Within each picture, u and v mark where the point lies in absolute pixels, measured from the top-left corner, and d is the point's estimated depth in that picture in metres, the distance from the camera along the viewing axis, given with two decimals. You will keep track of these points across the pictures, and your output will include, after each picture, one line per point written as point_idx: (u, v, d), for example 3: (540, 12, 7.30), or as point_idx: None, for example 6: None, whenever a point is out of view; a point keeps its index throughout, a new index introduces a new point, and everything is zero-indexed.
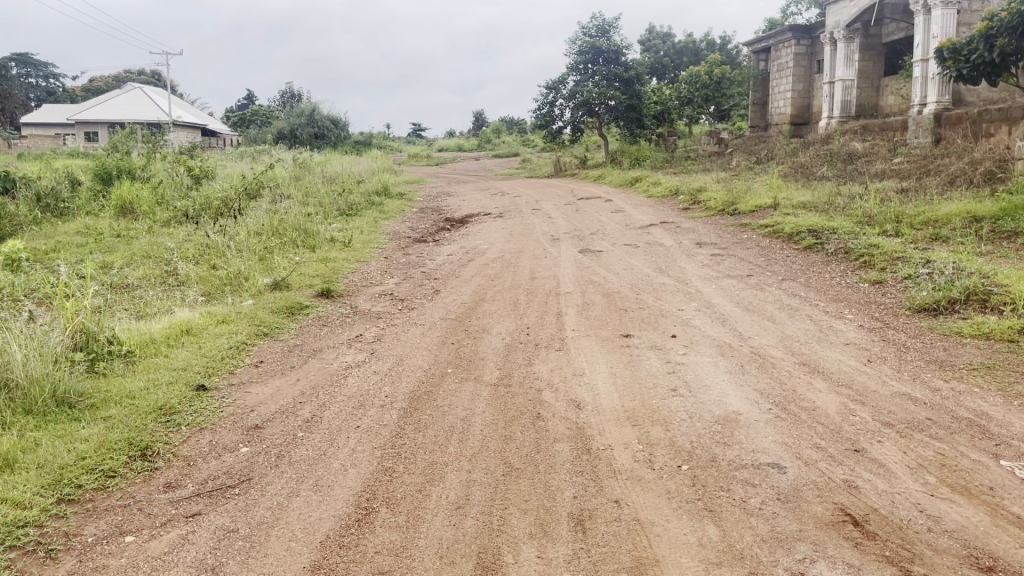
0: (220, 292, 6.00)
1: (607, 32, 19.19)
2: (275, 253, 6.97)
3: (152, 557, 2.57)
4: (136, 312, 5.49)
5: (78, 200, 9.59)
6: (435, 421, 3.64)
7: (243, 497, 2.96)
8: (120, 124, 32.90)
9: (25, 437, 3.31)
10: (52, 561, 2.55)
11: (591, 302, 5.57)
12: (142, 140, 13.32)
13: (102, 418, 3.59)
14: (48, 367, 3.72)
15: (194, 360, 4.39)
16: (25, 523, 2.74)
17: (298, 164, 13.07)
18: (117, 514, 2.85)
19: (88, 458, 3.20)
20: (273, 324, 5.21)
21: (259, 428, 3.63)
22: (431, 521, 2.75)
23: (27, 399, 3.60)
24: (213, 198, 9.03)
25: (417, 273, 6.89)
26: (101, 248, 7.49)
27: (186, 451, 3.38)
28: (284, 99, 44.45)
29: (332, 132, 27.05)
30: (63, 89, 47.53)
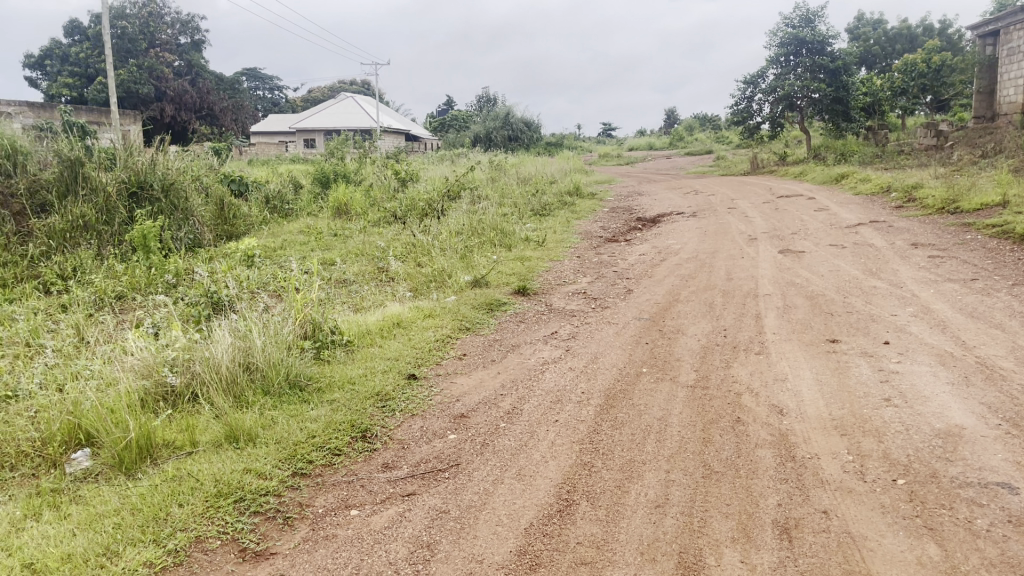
0: (426, 288, 6.34)
1: (812, 22, 18.24)
2: (475, 252, 7.29)
3: (374, 530, 2.80)
4: (353, 305, 5.95)
5: (301, 203, 10.50)
6: (631, 419, 3.67)
7: (453, 481, 3.15)
8: (334, 132, 35.60)
9: (264, 415, 3.70)
10: (289, 528, 2.84)
11: (793, 305, 5.37)
12: (355, 146, 14.36)
13: (328, 401, 3.93)
14: (282, 353, 4.14)
15: (405, 351, 4.71)
16: (267, 492, 3.07)
17: (495, 165, 13.52)
18: (342, 489, 3.12)
19: (317, 437, 3.53)
20: (475, 319, 5.46)
21: (464, 417, 3.83)
22: (631, 517, 2.79)
23: (266, 381, 4.01)
24: (418, 200, 9.57)
25: (611, 272, 6.94)
26: (321, 246, 8.16)
27: (400, 435, 3.64)
28: (481, 103, 46.12)
29: (526, 134, 27.68)
30: (286, 100, 52.16)
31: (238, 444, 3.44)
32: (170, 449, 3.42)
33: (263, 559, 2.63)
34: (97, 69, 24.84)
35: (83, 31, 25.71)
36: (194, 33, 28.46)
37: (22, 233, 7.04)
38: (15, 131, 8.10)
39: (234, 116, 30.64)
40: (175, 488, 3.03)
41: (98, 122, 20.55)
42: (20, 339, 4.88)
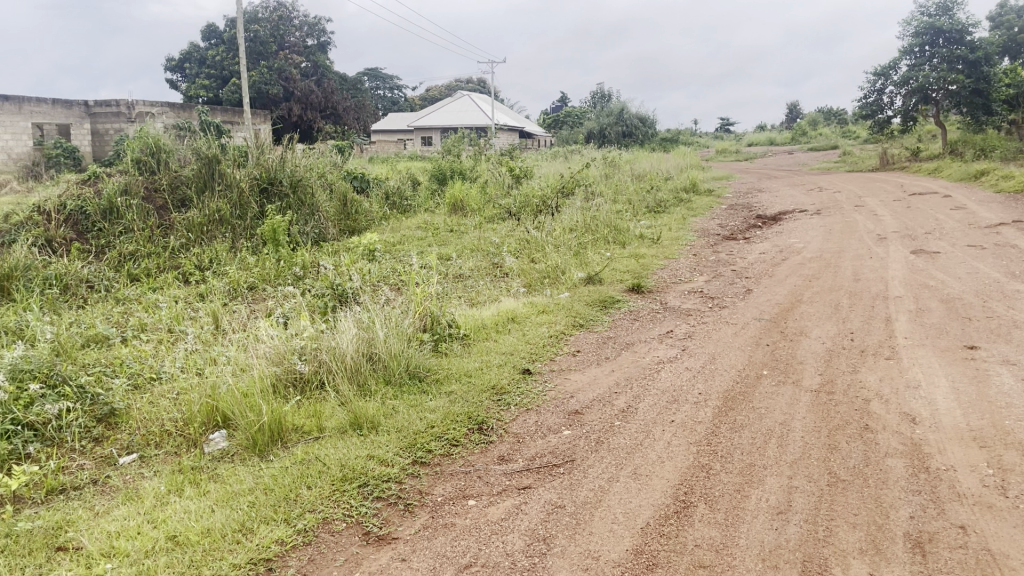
0: (540, 285, 6.38)
1: (950, 10, 17.24)
2: (589, 249, 7.28)
3: (491, 521, 2.85)
4: (469, 299, 6.06)
5: (419, 199, 10.76)
6: (751, 422, 3.57)
7: (568, 477, 3.16)
8: (450, 129, 36.29)
9: (386, 404, 3.83)
10: (409, 514, 2.93)
11: (927, 308, 5.09)
12: (471, 144, 14.60)
13: (446, 392, 4.02)
14: (403, 345, 4.26)
15: (520, 346, 4.76)
16: (389, 478, 3.17)
17: (609, 161, 13.45)
18: (460, 479, 3.19)
19: (436, 427, 3.61)
20: (589, 316, 5.46)
21: (579, 413, 3.84)
22: (751, 522, 2.72)
23: (387, 370, 4.15)
24: (533, 196, 9.63)
25: (728, 271, 6.78)
26: (437, 241, 8.34)
27: (515, 428, 3.68)
28: (596, 99, 45.96)
29: (641, 129, 27.39)
30: (405, 99, 53.55)
31: (361, 431, 3.57)
32: (299, 433, 3.58)
33: (386, 543, 2.72)
34: (232, 71, 26.19)
35: (219, 35, 27.11)
36: (320, 35, 29.53)
37: (165, 226, 7.49)
38: (158, 131, 8.63)
39: (356, 115, 31.68)
40: (302, 471, 3.18)
41: (232, 122, 21.70)
42: (163, 325, 5.22)
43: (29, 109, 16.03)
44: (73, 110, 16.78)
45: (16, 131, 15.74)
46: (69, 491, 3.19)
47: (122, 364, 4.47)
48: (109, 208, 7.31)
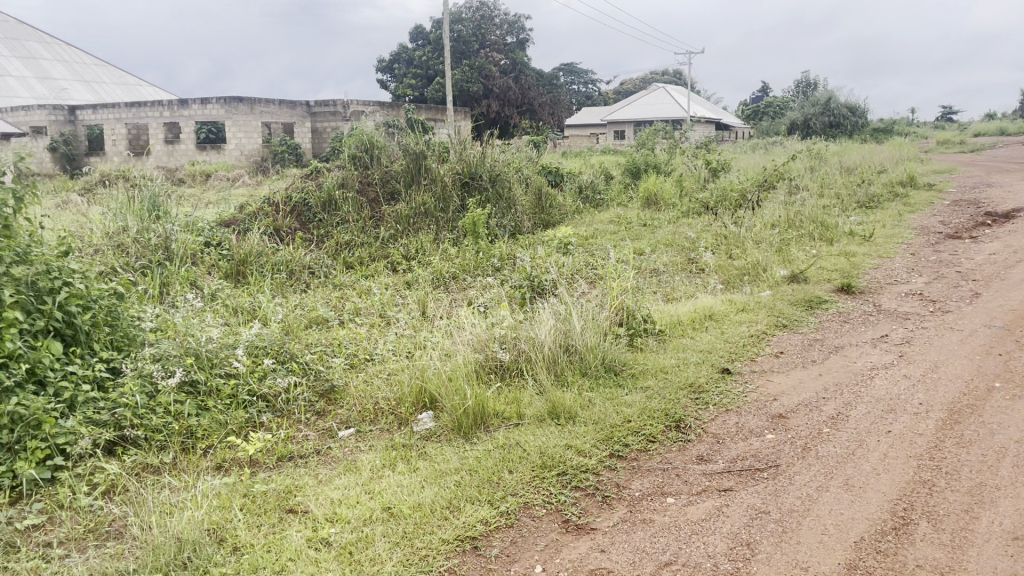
0: (739, 282, 6.18)
1: None
2: (792, 245, 6.95)
3: (692, 521, 2.80)
4: (664, 294, 5.97)
5: (612, 192, 10.74)
6: (981, 438, 3.26)
7: (773, 482, 3.04)
8: (644, 122, 35.90)
9: (583, 395, 3.86)
10: (608, 506, 2.94)
11: None
12: (665, 136, 14.37)
13: (642, 388, 4.00)
14: (599, 338, 4.28)
15: (718, 344, 4.63)
16: (587, 469, 3.20)
17: (814, 154, 12.76)
18: (658, 475, 3.16)
19: (633, 421, 3.60)
20: (793, 316, 5.21)
21: (783, 417, 3.68)
22: (982, 546, 2.49)
23: (583, 362, 4.18)
24: (732, 191, 9.32)
25: (951, 272, 6.23)
26: (631, 236, 8.29)
27: (714, 429, 3.59)
28: (799, 88, 43.72)
29: (850, 119, 25.46)
30: (599, 92, 53.60)
31: (559, 421, 3.63)
32: (500, 419, 3.70)
33: (585, 533, 2.76)
34: (436, 70, 27.36)
35: (425, 36, 28.44)
36: (519, 32, 30.18)
37: (376, 218, 7.96)
38: (371, 128, 9.20)
39: (551, 110, 32.11)
40: (504, 455, 3.28)
41: (435, 119, 22.68)
42: (375, 309, 5.59)
43: (260, 109, 17.67)
44: (296, 110, 18.18)
45: (248, 129, 17.61)
46: (296, 458, 3.50)
47: (340, 345, 4.81)
48: (328, 200, 7.90)
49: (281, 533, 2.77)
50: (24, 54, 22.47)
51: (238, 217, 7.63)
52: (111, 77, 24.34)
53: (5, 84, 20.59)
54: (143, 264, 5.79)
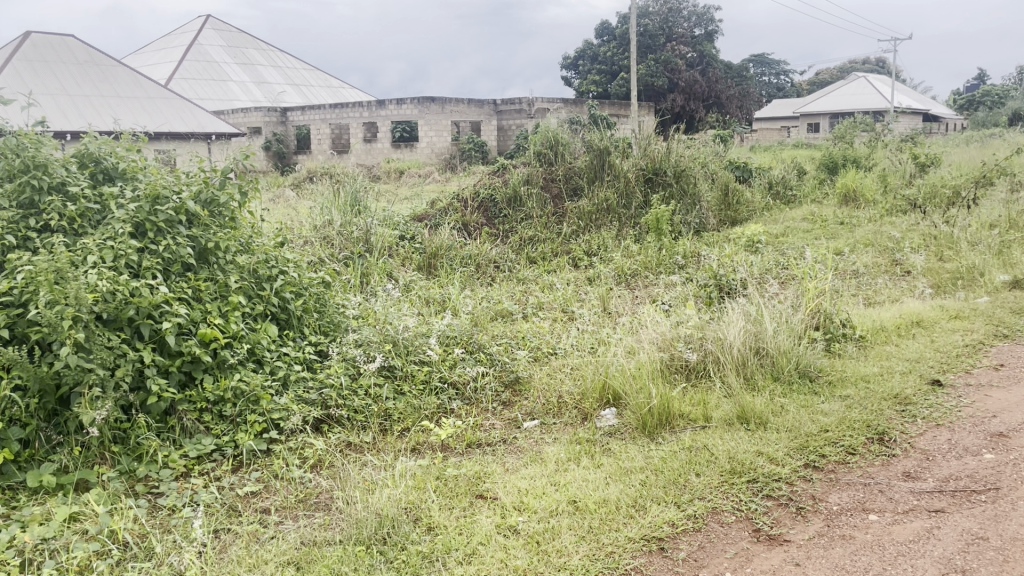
0: (951, 287, 5.68)
1: None
2: (1015, 248, 6.30)
3: (898, 541, 2.61)
4: (864, 297, 5.61)
5: (805, 188, 10.23)
6: None
7: (992, 507, 2.78)
8: (840, 115, 33.95)
9: (775, 401, 3.71)
10: (801, 518, 2.80)
11: None
12: (867, 128, 13.50)
13: (841, 396, 3.78)
14: (794, 342, 4.09)
15: (928, 353, 4.29)
16: (779, 478, 3.07)
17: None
18: (858, 490, 2.97)
19: (830, 431, 3.41)
20: (1016, 326, 4.73)
21: (1005, 436, 3.35)
22: None
23: (775, 367, 4.01)
24: (942, 188, 8.60)
25: None
26: (826, 234, 7.85)
27: (923, 444, 3.33)
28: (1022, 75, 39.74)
29: None
30: (790, 83, 51.23)
31: (750, 426, 3.50)
32: (686, 420, 3.63)
33: (778, 543, 2.64)
34: (621, 65, 27.24)
35: (611, 31, 28.33)
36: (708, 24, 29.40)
37: (559, 214, 8.04)
38: (557, 125, 9.31)
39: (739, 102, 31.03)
40: (690, 457, 3.21)
41: (619, 115, 22.61)
42: (557, 304, 5.65)
43: (450, 108, 18.35)
44: (484, 108, 18.69)
45: (439, 127, 18.35)
46: (484, 446, 3.60)
47: (524, 338, 4.91)
48: (514, 196, 8.07)
49: (471, 517, 2.87)
50: (244, 61, 24.63)
51: (429, 212, 7.97)
52: (318, 79, 26.13)
53: (228, 89, 22.68)
54: (345, 256, 6.20)
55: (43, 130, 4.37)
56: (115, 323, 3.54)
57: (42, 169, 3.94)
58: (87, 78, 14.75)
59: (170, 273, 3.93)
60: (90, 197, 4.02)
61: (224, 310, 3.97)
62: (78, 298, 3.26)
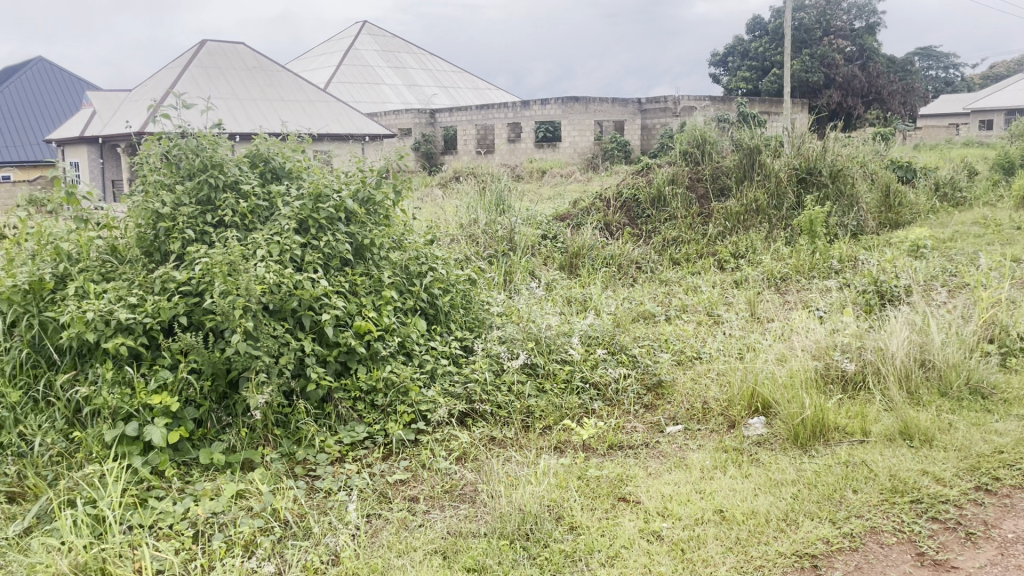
0: None
1: None
2: None
3: None
4: None
5: (977, 190, 9.49)
6: None
7: None
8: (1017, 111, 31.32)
9: (942, 417, 3.46)
10: (971, 544, 2.60)
11: None
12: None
13: (1018, 415, 3.47)
14: (964, 355, 3.80)
15: None
16: (946, 500, 2.86)
17: None
18: None
19: (1006, 452, 3.15)
20: None
21: None
22: None
23: (943, 381, 3.75)
24: None
25: None
26: (1001, 240, 7.25)
27: None
28: None
29: None
30: (960, 77, 47.73)
31: (913, 443, 3.28)
32: (842, 433, 3.45)
33: (944, 570, 2.46)
34: (773, 62, 26.28)
35: (763, 27, 27.40)
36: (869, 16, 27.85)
37: (705, 214, 7.84)
38: (704, 123, 9.10)
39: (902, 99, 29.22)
40: (846, 472, 3.06)
41: (770, 113, 21.82)
42: (702, 308, 5.52)
43: (594, 108, 18.31)
44: (627, 108, 18.60)
45: (582, 127, 18.35)
46: (626, 448, 3.57)
47: (667, 341, 4.81)
48: (658, 196, 7.95)
49: (614, 519, 2.85)
50: (396, 65, 25.58)
51: (572, 212, 7.98)
52: (465, 81, 26.73)
53: (381, 92, 23.63)
54: (489, 253, 6.32)
55: (220, 132, 4.71)
56: (279, 313, 3.78)
57: (218, 168, 4.26)
58: (255, 83, 15.67)
59: (330, 268, 4.16)
60: (259, 194, 4.30)
61: (378, 304, 4.15)
62: (248, 289, 3.50)
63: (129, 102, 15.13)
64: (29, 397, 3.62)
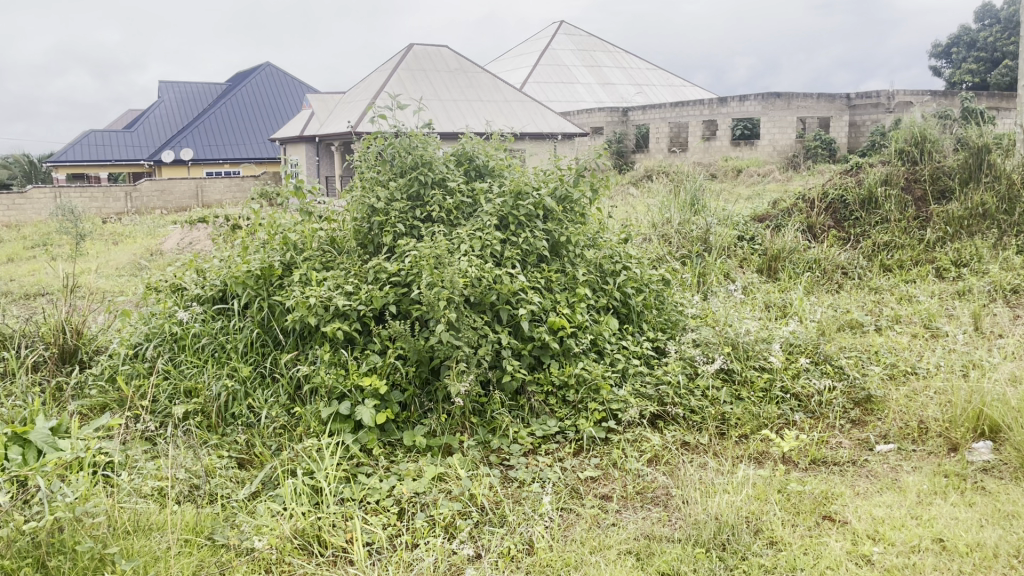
0: None
1: None
2: None
3: None
4: None
5: None
6: None
7: None
8: None
9: None
10: None
11: None
12: None
13: None
14: None
15: None
16: None
17: None
18: None
19: None
20: None
21: None
22: None
23: None
24: None
25: None
26: None
27: None
28: None
29: None
30: None
31: None
32: None
33: None
34: (1004, 51, 23.82)
35: (994, 14, 24.91)
36: None
37: (922, 217, 7.24)
38: (924, 120, 8.43)
39: None
40: None
41: (1000, 107, 19.77)
42: (918, 319, 5.11)
43: (797, 104, 17.45)
44: (835, 103, 17.51)
45: (783, 124, 17.53)
46: (831, 464, 3.37)
47: (877, 353, 4.50)
48: (868, 197, 7.45)
49: (818, 538, 2.71)
50: (590, 63, 25.71)
51: (771, 213, 7.67)
52: (659, 78, 26.38)
53: (575, 91, 23.84)
54: (683, 254, 6.21)
55: (430, 132, 4.94)
56: (479, 306, 3.91)
57: (427, 166, 4.49)
58: (456, 84, 16.31)
59: (527, 263, 4.26)
60: (463, 191, 4.47)
61: (572, 301, 4.19)
62: (452, 281, 3.65)
63: (343, 104, 16.26)
64: (257, 372, 3.98)
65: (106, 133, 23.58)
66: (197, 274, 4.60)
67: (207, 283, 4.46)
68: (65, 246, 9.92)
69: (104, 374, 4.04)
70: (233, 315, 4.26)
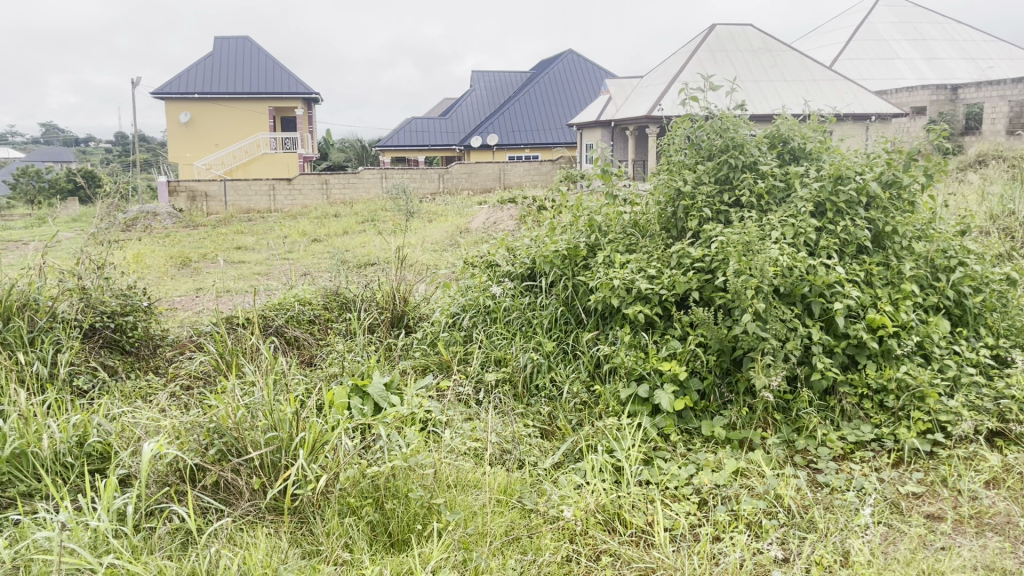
0: None
1: None
2: None
3: None
4: None
5: None
6: None
7: None
8: None
9: None
10: None
11: None
12: None
13: None
14: None
15: None
16: None
17: None
18: None
19: None
20: None
21: None
22: None
23: None
24: None
25: None
26: None
27: None
28: None
29: None
30: None
31: None
32: None
33: None
34: None
35: None
36: None
37: None
38: None
39: None
40: None
41: None
42: None
43: None
44: None
45: None
46: None
47: None
48: None
49: None
50: (914, 37, 23.33)
51: None
52: (997, 51, 23.24)
53: (894, 68, 21.79)
54: None
55: (741, 113, 4.75)
56: (789, 297, 3.71)
57: (739, 149, 4.32)
58: (758, 64, 15.64)
59: (845, 255, 3.95)
60: (777, 175, 4.25)
61: (895, 298, 3.82)
62: (762, 270, 3.49)
63: (641, 87, 16.30)
64: (560, 348, 4.13)
65: (422, 121, 25.87)
66: (508, 252, 4.88)
67: (517, 261, 4.72)
68: (390, 222, 11.07)
69: (427, 338, 4.44)
70: (540, 292, 4.47)
